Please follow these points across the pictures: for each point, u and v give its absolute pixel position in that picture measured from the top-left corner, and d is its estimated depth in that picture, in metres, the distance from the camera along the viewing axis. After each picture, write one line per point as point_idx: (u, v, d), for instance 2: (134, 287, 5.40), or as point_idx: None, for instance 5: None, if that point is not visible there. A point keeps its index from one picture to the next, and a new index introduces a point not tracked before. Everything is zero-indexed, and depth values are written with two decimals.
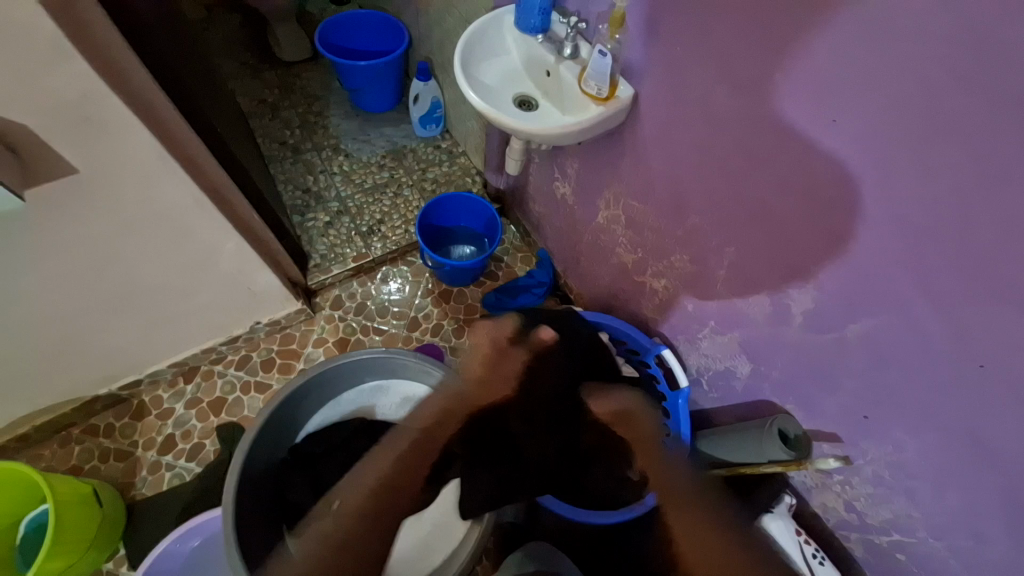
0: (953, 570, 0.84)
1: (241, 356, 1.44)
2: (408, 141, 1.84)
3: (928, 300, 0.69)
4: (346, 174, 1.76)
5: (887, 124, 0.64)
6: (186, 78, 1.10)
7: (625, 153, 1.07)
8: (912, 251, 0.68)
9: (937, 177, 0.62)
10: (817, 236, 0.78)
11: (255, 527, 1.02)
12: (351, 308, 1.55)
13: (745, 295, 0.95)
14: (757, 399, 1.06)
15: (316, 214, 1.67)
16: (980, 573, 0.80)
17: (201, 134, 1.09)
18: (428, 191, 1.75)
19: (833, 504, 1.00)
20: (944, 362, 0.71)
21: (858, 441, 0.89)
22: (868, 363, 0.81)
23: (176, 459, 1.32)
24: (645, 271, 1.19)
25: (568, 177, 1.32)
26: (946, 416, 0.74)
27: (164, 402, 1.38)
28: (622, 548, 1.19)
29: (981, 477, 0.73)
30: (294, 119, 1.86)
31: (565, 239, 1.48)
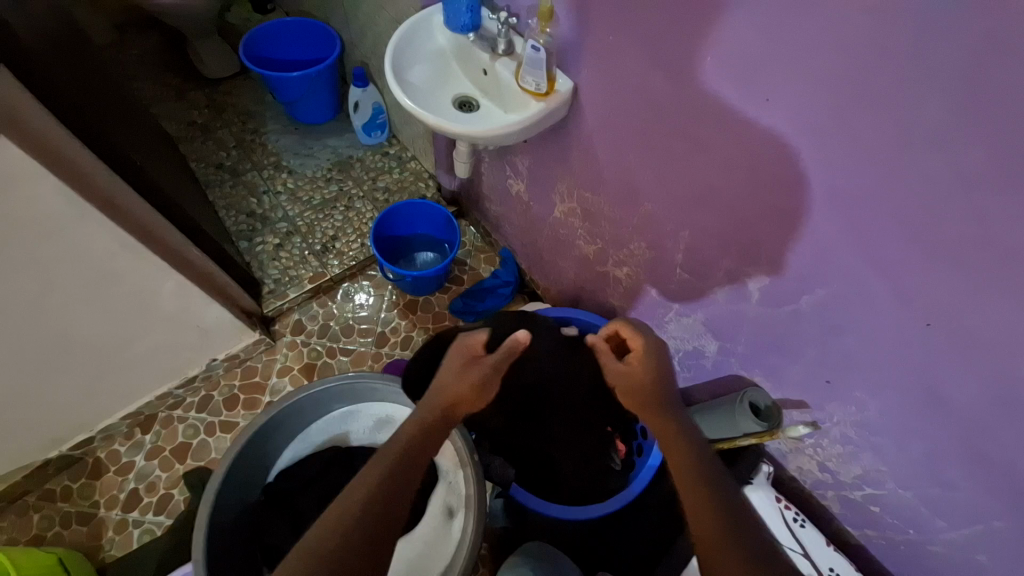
0: (923, 516, 0.88)
1: (201, 396, 1.37)
2: (353, 151, 1.78)
3: (873, 266, 0.71)
4: (291, 192, 1.68)
5: (820, 100, 0.65)
6: (98, 111, 1.01)
7: (572, 146, 1.06)
8: (853, 220, 0.70)
9: (871, 148, 0.63)
10: (765, 214, 0.79)
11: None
12: (314, 331, 1.49)
13: (705, 277, 0.96)
14: (727, 375, 1.08)
15: (265, 237, 1.60)
16: (948, 515, 0.84)
17: (122, 170, 1.01)
18: (381, 200, 1.70)
19: (808, 466, 1.03)
20: (894, 323, 0.74)
21: (824, 405, 0.92)
22: (824, 331, 0.84)
23: (144, 515, 1.25)
24: (607, 261, 1.19)
25: (520, 174, 1.30)
26: (903, 375, 0.77)
27: (122, 457, 1.30)
28: (616, 538, 1.20)
29: (940, 428, 0.77)
30: (229, 140, 1.76)
31: (525, 236, 1.47)
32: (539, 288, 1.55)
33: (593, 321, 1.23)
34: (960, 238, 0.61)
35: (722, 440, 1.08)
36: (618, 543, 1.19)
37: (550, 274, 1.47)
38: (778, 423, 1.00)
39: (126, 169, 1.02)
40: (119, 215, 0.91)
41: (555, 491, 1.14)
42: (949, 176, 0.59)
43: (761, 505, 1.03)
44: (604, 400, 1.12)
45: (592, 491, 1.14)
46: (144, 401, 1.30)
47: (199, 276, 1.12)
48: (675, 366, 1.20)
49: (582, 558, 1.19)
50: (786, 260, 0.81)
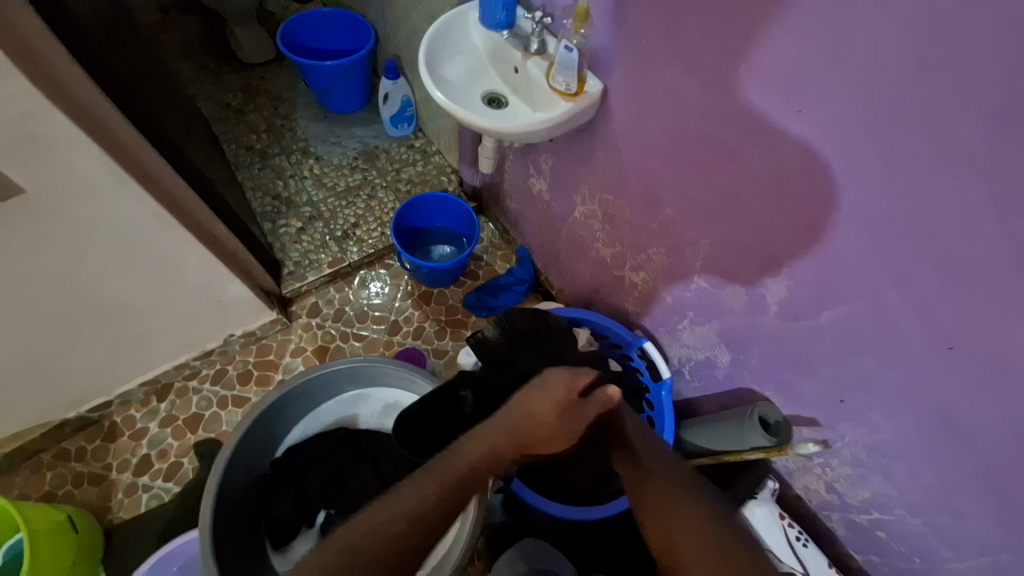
0: (930, 545, 0.86)
1: (216, 370, 1.40)
2: (380, 141, 1.81)
3: (896, 285, 0.71)
4: (317, 178, 1.72)
5: (852, 114, 0.64)
6: (141, 85, 1.05)
7: (597, 147, 1.06)
8: (878, 237, 0.69)
9: (901, 165, 0.63)
10: (788, 226, 0.79)
11: (236, 546, 0.99)
12: (329, 315, 1.52)
13: (722, 287, 0.96)
14: (737, 387, 1.07)
15: (288, 219, 1.63)
16: (956, 546, 0.82)
17: (159, 144, 1.05)
18: (403, 191, 1.72)
19: (815, 486, 1.02)
20: (914, 344, 0.73)
21: (836, 424, 0.90)
22: (841, 349, 0.83)
23: (153, 480, 1.28)
24: (624, 265, 1.19)
25: (543, 173, 1.31)
26: (917, 398, 0.76)
27: (137, 422, 1.34)
28: (613, 542, 1.20)
29: (953, 455, 0.75)
30: (261, 124, 1.80)
31: (544, 235, 1.47)
32: (553, 289, 1.55)
33: (606, 324, 1.23)
34: (986, 261, 0.61)
35: (727, 452, 1.07)
36: (614, 549, 1.19)
37: (565, 276, 1.47)
38: (786, 440, 0.98)
39: (164, 142, 1.06)
40: (154, 186, 0.95)
41: (556, 490, 1.15)
42: (981, 197, 0.58)
43: (764, 521, 1.02)
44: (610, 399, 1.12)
45: (593, 492, 1.14)
46: (162, 369, 1.34)
47: (223, 251, 1.15)
48: (685, 375, 1.20)
49: (576, 560, 1.18)
50: (806, 273, 0.81)
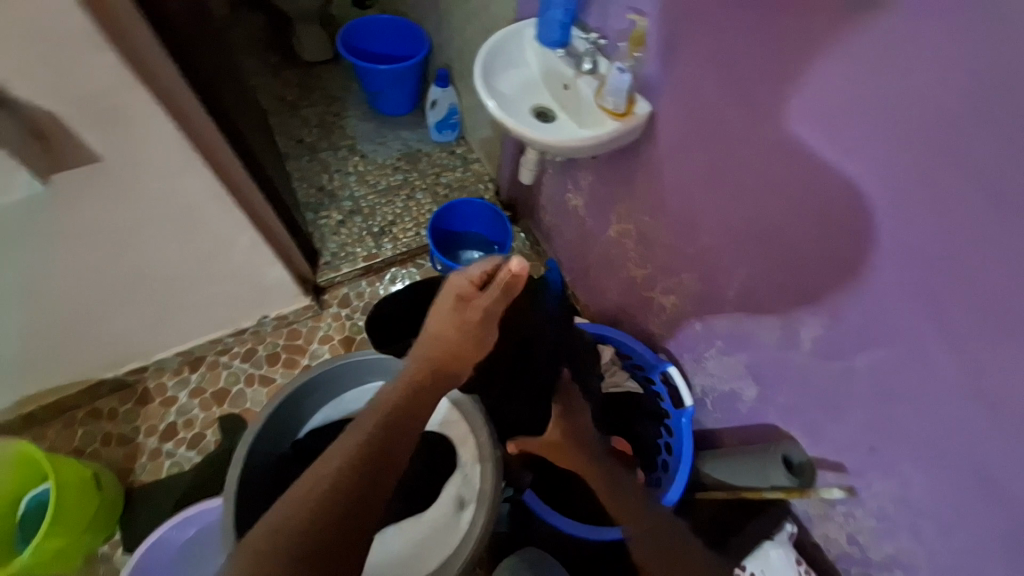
0: None
1: (246, 348, 1.44)
2: (423, 145, 1.86)
3: (938, 333, 0.69)
4: (360, 174, 1.77)
5: (905, 157, 0.63)
6: (211, 73, 1.12)
7: (640, 168, 1.07)
8: (923, 283, 0.68)
9: (953, 213, 0.61)
10: (831, 264, 0.77)
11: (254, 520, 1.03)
12: (359, 307, 1.55)
13: (756, 319, 0.94)
14: (762, 424, 1.04)
15: (329, 211, 1.69)
16: None
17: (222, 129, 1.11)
18: (441, 195, 1.77)
19: (835, 535, 0.98)
20: (955, 397, 0.70)
21: (865, 472, 0.87)
22: (876, 394, 0.80)
23: (177, 448, 1.33)
24: (654, 287, 1.19)
25: (581, 190, 1.32)
26: (953, 454, 0.73)
27: (167, 390, 1.39)
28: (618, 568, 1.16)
29: (988, 519, 0.72)
30: (313, 118, 1.88)
31: (575, 250, 1.48)
32: (579, 304, 1.56)
33: (630, 344, 1.23)
34: None
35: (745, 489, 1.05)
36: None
37: (593, 292, 1.47)
38: (810, 483, 0.96)
39: (229, 128, 1.12)
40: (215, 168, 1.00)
41: (565, 505, 1.14)
42: None
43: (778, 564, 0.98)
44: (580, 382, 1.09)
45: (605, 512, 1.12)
46: (196, 342, 1.39)
47: (268, 235, 1.20)
48: (707, 405, 1.18)
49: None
50: (845, 313, 0.79)
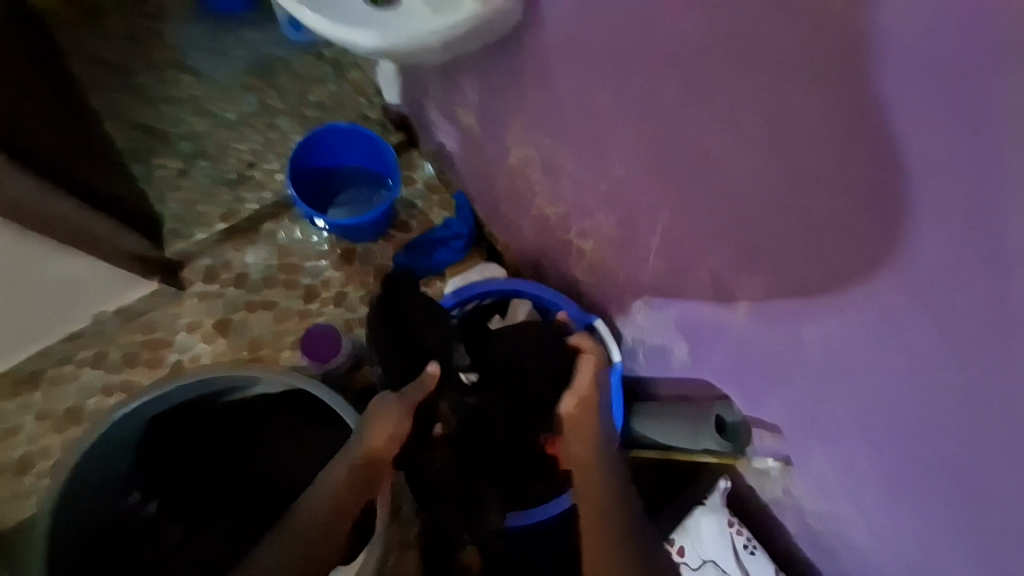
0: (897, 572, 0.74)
1: (94, 353, 1.18)
2: (278, 51, 1.42)
3: (920, 297, 0.50)
4: (196, 102, 1.35)
5: (936, 63, 0.38)
6: None
7: (529, 72, 0.78)
8: (904, 234, 0.47)
9: (998, 149, 0.38)
10: (783, 214, 0.55)
11: None
12: (229, 280, 1.27)
13: (681, 273, 0.74)
14: (697, 381, 0.88)
15: (165, 159, 1.30)
16: None
17: None
18: (311, 119, 1.37)
19: (770, 488, 0.88)
20: (931, 377, 0.53)
21: (806, 440, 0.74)
22: (825, 362, 0.64)
23: (39, 480, 1.12)
24: (569, 228, 0.95)
25: (470, 103, 1.00)
26: (920, 450, 0.59)
27: (8, 417, 1.14)
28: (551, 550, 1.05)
29: (947, 511, 0.61)
30: (121, 29, 1.42)
31: (480, 181, 1.20)
32: (497, 244, 1.31)
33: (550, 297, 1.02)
34: None
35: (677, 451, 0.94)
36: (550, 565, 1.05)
37: (510, 230, 1.21)
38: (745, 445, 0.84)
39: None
40: None
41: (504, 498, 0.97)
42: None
43: (706, 528, 0.87)
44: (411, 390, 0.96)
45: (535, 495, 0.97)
46: (33, 350, 1.15)
47: (47, 224, 0.92)
48: (638, 356, 1.01)
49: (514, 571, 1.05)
50: (799, 273, 0.58)
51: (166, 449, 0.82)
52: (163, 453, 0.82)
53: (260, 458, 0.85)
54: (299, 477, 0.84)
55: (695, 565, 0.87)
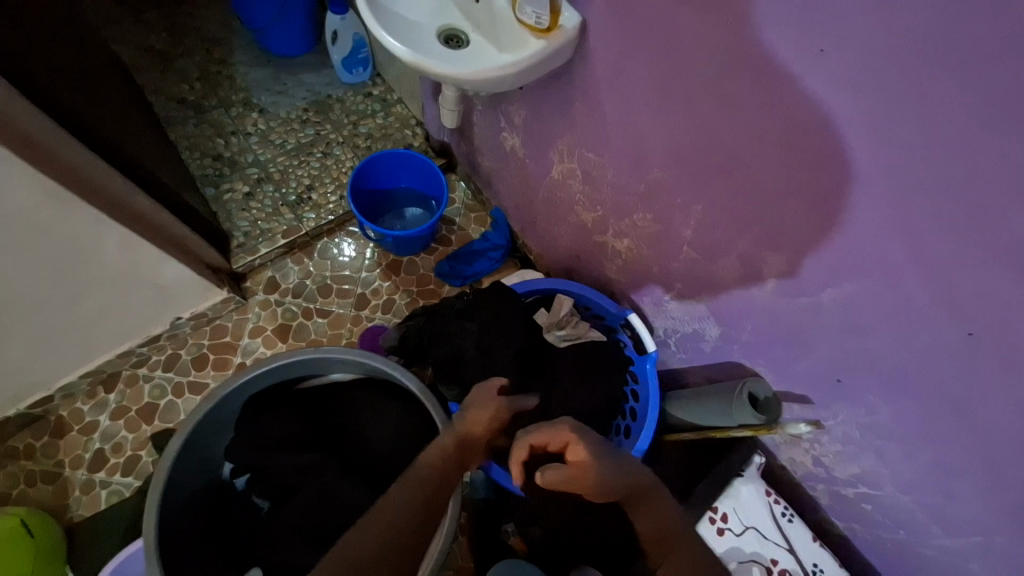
0: (920, 523, 0.83)
1: (167, 356, 1.29)
2: (332, 89, 1.61)
3: (914, 262, 0.62)
4: (261, 134, 1.52)
5: (902, 76, 0.53)
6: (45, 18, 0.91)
7: (575, 97, 0.94)
8: (898, 210, 0.60)
9: (946, 131, 0.52)
10: (797, 200, 0.69)
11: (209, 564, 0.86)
12: (288, 289, 1.40)
13: (712, 259, 0.87)
14: (728, 361, 0.99)
15: (233, 183, 1.45)
16: (954, 531, 0.78)
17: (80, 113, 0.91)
18: (362, 147, 1.54)
19: (801, 459, 0.96)
20: (930, 328, 0.65)
21: (830, 403, 0.85)
22: (841, 327, 0.76)
23: (111, 476, 1.19)
24: (606, 231, 1.08)
25: (515, 127, 1.16)
26: (926, 389, 0.70)
27: (85, 416, 1.23)
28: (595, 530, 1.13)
29: (956, 444, 0.71)
30: (194, 72, 1.61)
31: (518, 197, 1.34)
32: (532, 254, 1.44)
33: (588, 295, 1.13)
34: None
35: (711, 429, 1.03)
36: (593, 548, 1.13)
37: (545, 240, 1.34)
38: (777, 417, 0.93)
39: (81, 121, 0.91)
40: (47, 164, 0.84)
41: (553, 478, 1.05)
42: (999, 163, 0.50)
43: (750, 501, 0.93)
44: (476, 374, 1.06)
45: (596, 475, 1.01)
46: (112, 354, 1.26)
47: (154, 233, 1.06)
48: (670, 346, 1.12)
49: (559, 552, 1.12)
50: (815, 248, 0.72)
51: (262, 421, 0.91)
52: (259, 425, 0.91)
53: (342, 424, 0.94)
54: (378, 445, 0.92)
55: (738, 530, 0.92)
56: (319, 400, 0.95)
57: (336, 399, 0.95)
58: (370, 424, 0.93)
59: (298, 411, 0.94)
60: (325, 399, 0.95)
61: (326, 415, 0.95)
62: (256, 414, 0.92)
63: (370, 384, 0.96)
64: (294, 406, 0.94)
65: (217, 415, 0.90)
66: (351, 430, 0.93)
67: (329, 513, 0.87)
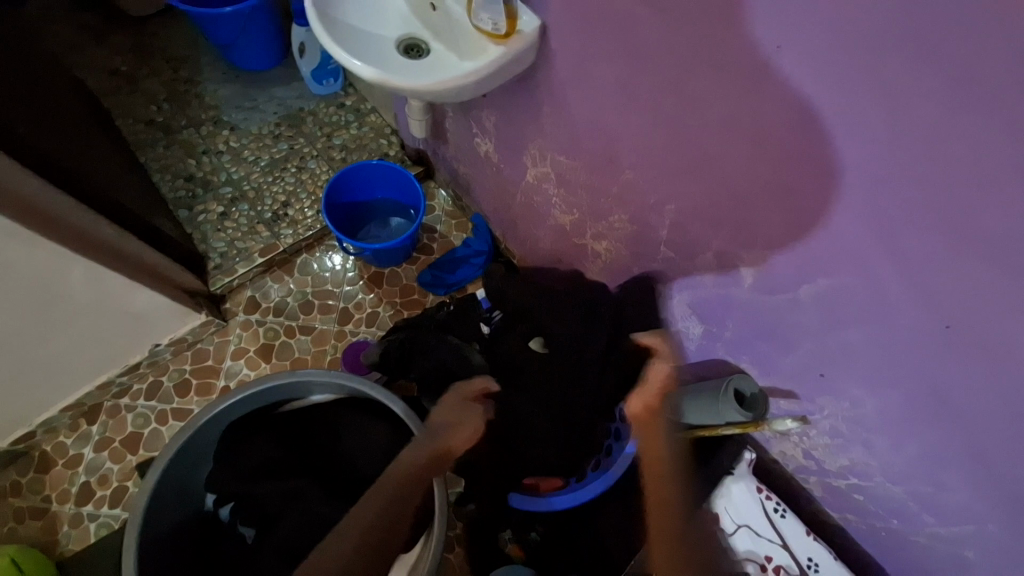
0: (912, 511, 0.82)
1: (149, 384, 1.27)
2: (304, 102, 1.58)
3: (890, 255, 0.61)
4: (234, 152, 1.50)
5: (868, 68, 0.52)
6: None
7: (543, 100, 0.92)
8: (870, 203, 0.59)
9: (911, 118, 0.51)
10: (770, 197, 0.68)
11: None
12: (269, 308, 1.38)
13: (689, 258, 0.86)
14: (713, 359, 0.98)
15: (207, 203, 1.42)
16: (948, 520, 0.78)
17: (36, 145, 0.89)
18: (337, 159, 1.52)
19: (792, 453, 0.95)
20: (910, 321, 0.64)
21: (815, 397, 0.84)
22: (822, 322, 0.75)
23: (99, 509, 1.17)
24: (584, 233, 1.07)
25: (487, 132, 1.14)
26: (907, 378, 0.69)
27: (69, 450, 1.20)
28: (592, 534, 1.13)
29: (939, 431, 0.70)
30: (161, 92, 1.58)
31: (496, 201, 1.33)
32: (514, 258, 1.42)
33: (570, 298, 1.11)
34: (997, 233, 0.52)
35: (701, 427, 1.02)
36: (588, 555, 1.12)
37: (527, 243, 1.33)
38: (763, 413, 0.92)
39: (37, 153, 0.89)
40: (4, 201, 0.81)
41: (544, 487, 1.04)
42: (969, 153, 0.50)
43: (742, 500, 0.94)
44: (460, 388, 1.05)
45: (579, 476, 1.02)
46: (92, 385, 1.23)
47: (122, 260, 1.04)
48: None
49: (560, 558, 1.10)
50: (791, 244, 0.70)
51: (242, 446, 0.90)
52: (240, 450, 0.90)
53: (324, 447, 0.92)
54: (362, 466, 0.91)
55: (731, 530, 0.96)
56: (301, 424, 0.94)
57: (318, 421, 0.93)
58: (353, 445, 0.91)
59: (279, 436, 0.92)
60: (307, 422, 0.94)
61: (308, 438, 0.93)
62: (237, 438, 0.91)
63: (352, 404, 0.94)
64: (275, 431, 0.93)
65: (197, 444, 0.89)
66: (333, 453, 0.92)
67: (312, 535, 0.86)
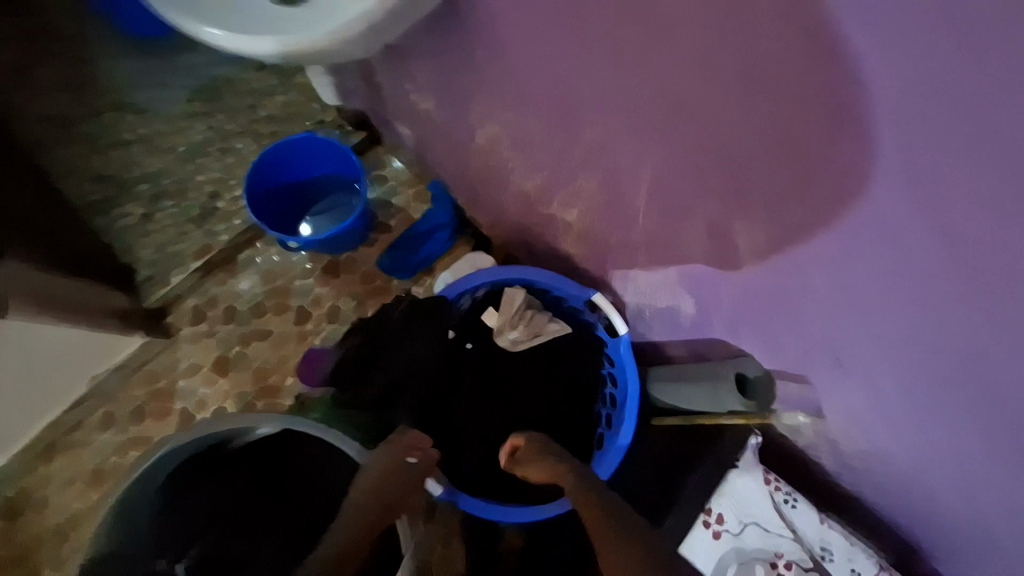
0: (946, 504, 0.70)
1: (100, 415, 1.16)
2: (216, 69, 1.34)
3: (933, 224, 0.44)
4: (144, 140, 1.27)
5: None
6: None
7: (475, 40, 0.71)
8: (911, 154, 0.41)
9: (979, 25, 0.32)
10: (769, 152, 0.50)
11: None
12: (218, 316, 1.24)
13: (675, 228, 0.69)
14: (710, 335, 0.86)
15: (123, 206, 1.23)
16: (990, 519, 0.65)
17: None
18: (266, 135, 1.31)
19: (804, 435, 0.83)
20: (956, 306, 0.48)
21: (831, 381, 0.70)
22: (839, 301, 0.59)
23: (76, 551, 1.10)
24: (551, 201, 0.89)
25: (423, 86, 0.93)
26: (951, 373, 0.54)
27: (30, 495, 1.12)
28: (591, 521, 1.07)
29: (985, 434, 0.56)
30: None
31: (451, 167, 1.13)
32: (482, 228, 1.26)
33: (545, 280, 0.99)
34: None
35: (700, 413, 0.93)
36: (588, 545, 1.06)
37: (492, 213, 1.15)
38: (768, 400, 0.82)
39: None
40: None
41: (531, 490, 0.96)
42: None
43: (747, 493, 0.83)
44: (438, 389, 0.99)
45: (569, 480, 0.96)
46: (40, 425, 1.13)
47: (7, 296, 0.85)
48: (645, 319, 0.98)
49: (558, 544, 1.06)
50: (799, 211, 0.53)
51: (187, 498, 0.81)
52: (184, 501, 0.81)
53: (275, 485, 0.84)
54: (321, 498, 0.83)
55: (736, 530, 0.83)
56: (246, 461, 0.84)
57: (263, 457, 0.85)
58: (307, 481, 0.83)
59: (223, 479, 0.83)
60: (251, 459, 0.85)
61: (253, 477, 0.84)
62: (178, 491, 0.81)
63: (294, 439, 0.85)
64: (214, 476, 0.83)
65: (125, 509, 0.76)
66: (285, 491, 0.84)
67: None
